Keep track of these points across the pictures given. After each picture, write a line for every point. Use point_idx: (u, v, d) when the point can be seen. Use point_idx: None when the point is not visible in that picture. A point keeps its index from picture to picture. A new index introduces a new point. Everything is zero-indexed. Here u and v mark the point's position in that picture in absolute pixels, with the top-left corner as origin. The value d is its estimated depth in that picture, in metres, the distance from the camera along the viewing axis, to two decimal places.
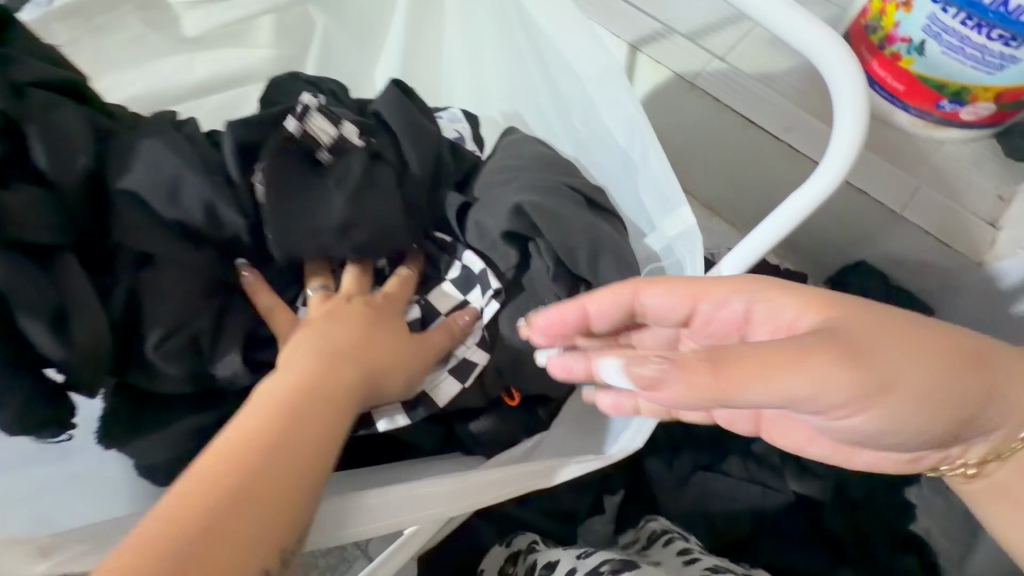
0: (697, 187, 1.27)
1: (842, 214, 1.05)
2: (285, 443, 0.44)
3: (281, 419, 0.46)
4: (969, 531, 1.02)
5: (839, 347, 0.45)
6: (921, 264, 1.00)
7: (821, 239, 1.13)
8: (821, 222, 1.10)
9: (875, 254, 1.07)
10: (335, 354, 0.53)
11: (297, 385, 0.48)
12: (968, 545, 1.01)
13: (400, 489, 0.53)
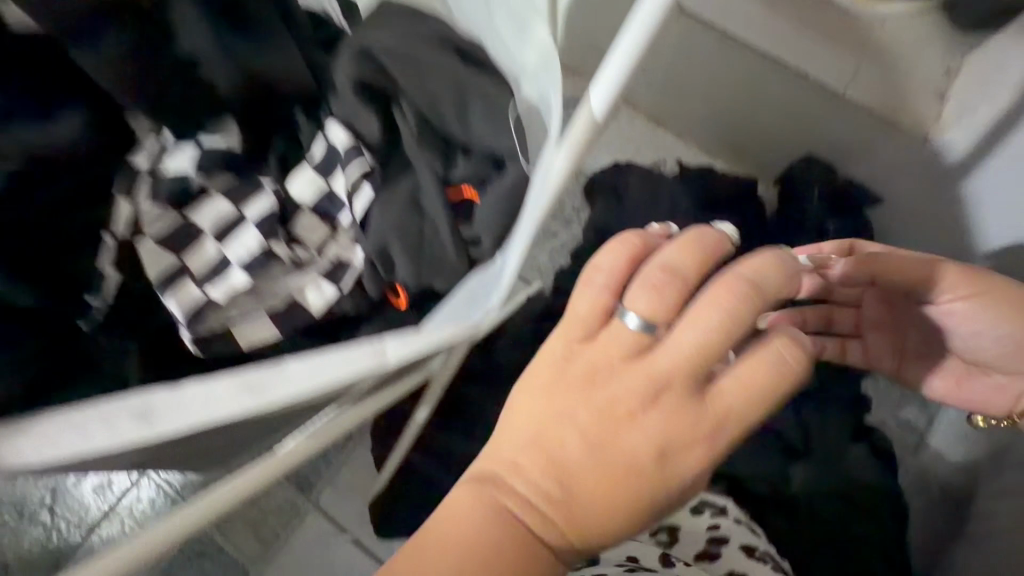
0: (636, 96, 1.18)
1: (784, 106, 0.98)
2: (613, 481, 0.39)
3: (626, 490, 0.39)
4: (922, 426, 1.01)
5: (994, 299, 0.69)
6: (868, 151, 0.94)
7: (767, 137, 1.06)
8: (765, 118, 1.03)
9: (821, 147, 1.00)
10: (607, 441, 0.39)
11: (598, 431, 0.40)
12: (922, 439, 1.00)
13: (136, 397, 0.37)
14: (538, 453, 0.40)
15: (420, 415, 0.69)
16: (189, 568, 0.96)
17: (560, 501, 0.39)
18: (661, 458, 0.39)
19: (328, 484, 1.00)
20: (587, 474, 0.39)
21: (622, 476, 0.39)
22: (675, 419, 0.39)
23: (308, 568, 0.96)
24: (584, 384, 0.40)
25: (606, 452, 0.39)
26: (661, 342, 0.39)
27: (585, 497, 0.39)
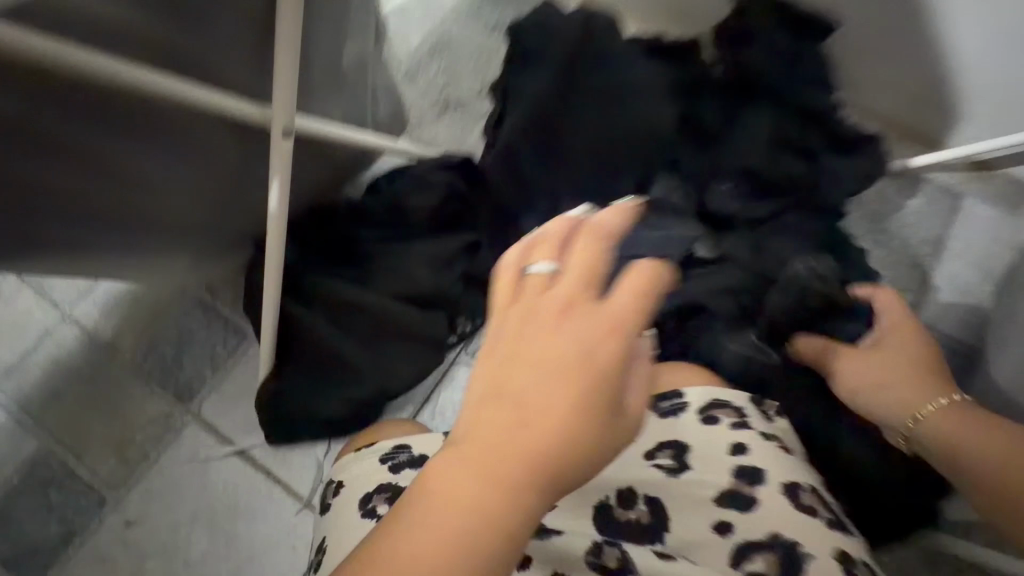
0: None
1: None
2: (547, 460, 0.30)
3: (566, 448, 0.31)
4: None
5: (915, 369, 0.57)
6: None
7: None
8: None
9: None
10: (555, 376, 0.31)
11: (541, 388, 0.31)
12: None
13: None
14: (484, 409, 0.31)
15: (275, 196, 0.54)
16: (29, 500, 0.76)
17: (509, 496, 0.29)
18: (595, 407, 0.31)
19: (212, 392, 0.81)
20: (534, 443, 0.30)
21: (560, 446, 0.30)
22: (593, 351, 0.32)
23: (180, 492, 0.76)
24: (527, 355, 0.32)
25: (540, 432, 0.30)
26: (556, 334, 0.32)
27: (541, 467, 0.30)
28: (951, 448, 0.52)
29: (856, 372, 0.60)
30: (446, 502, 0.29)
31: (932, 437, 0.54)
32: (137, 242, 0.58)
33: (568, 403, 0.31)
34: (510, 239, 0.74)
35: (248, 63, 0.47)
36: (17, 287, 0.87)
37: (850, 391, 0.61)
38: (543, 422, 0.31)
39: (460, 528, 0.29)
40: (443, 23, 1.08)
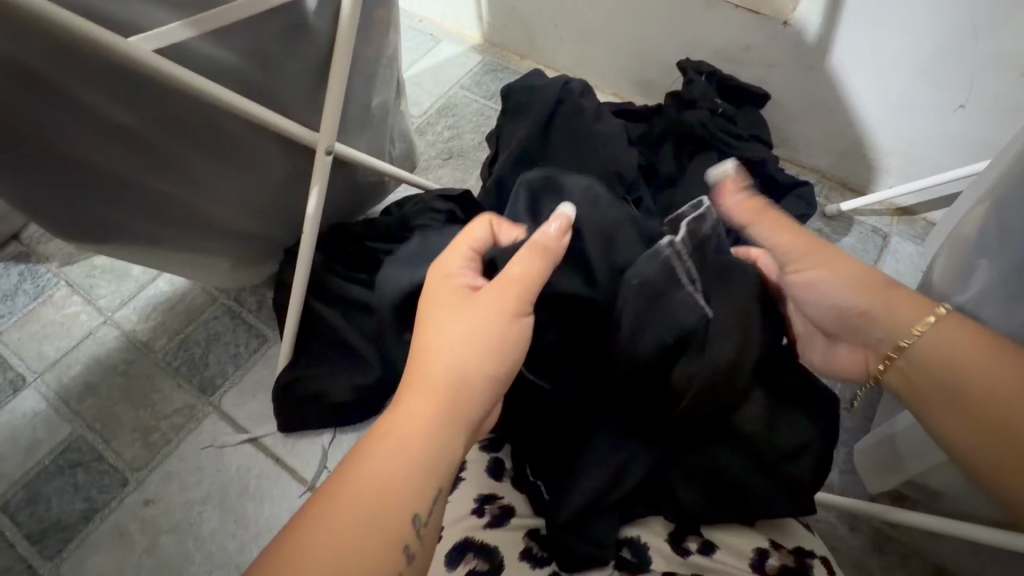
0: (553, 58, 1.25)
1: (670, 24, 1.02)
2: (452, 409, 0.45)
3: (460, 403, 0.45)
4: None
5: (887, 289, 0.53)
6: (749, 52, 0.97)
7: (667, 65, 1.10)
8: (658, 42, 1.06)
9: (709, 60, 1.03)
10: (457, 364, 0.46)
11: (453, 354, 0.46)
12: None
13: None
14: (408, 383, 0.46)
15: (313, 204, 0.69)
16: (58, 480, 0.84)
17: (431, 429, 0.44)
18: (483, 361, 0.46)
19: (231, 386, 0.91)
20: (441, 396, 0.45)
21: (457, 387, 0.46)
22: (479, 322, 0.47)
23: (196, 474, 0.85)
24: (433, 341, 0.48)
25: (441, 386, 0.45)
26: (455, 328, 0.47)
27: (446, 408, 0.45)
28: (932, 391, 0.50)
29: (814, 298, 0.56)
30: (392, 442, 0.43)
31: (907, 374, 0.52)
32: (192, 241, 0.72)
33: (465, 363, 0.46)
34: None
35: (304, 100, 0.63)
36: (68, 295, 0.99)
37: (822, 350, 0.60)
38: (440, 384, 0.45)
39: (405, 460, 0.42)
40: (448, 91, 1.29)
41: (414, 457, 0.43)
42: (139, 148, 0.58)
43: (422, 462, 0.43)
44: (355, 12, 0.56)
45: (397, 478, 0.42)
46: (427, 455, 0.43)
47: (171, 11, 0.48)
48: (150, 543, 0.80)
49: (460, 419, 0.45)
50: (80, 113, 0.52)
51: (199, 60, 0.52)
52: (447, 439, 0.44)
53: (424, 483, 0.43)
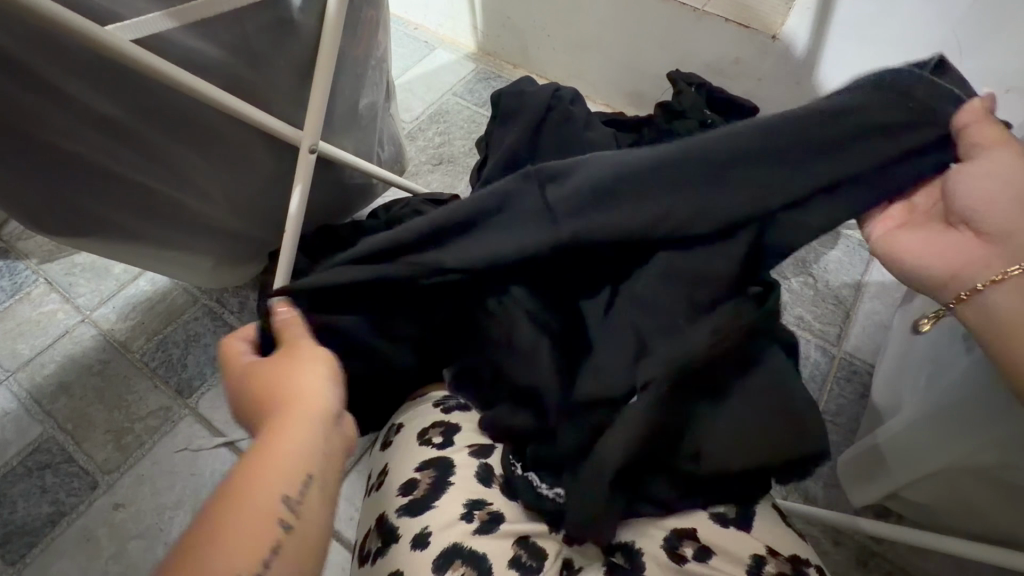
0: (545, 68, 1.26)
1: (661, 36, 1.03)
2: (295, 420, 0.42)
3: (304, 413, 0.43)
4: (840, 314, 0.94)
5: None
6: (737, 65, 0.98)
7: (657, 77, 1.11)
8: (649, 54, 1.07)
9: (699, 72, 1.04)
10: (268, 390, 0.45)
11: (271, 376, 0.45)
12: (842, 326, 0.93)
13: None
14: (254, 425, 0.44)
15: (295, 202, 0.68)
16: (25, 482, 0.81)
17: (285, 439, 0.41)
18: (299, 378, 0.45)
19: (209, 389, 0.89)
20: (296, 409, 0.42)
21: (305, 400, 0.43)
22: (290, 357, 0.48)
23: (169, 478, 0.82)
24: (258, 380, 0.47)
25: (297, 401, 0.43)
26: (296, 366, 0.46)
27: (301, 416, 0.42)
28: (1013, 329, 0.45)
29: (979, 185, 0.46)
30: (241, 472, 0.39)
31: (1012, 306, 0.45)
32: (171, 237, 0.71)
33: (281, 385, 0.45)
34: None
35: (289, 97, 0.63)
36: (45, 292, 0.97)
37: (926, 234, 0.49)
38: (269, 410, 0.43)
39: (265, 476, 0.38)
40: (441, 98, 1.29)
41: (273, 467, 0.39)
42: (118, 141, 0.57)
43: (283, 472, 0.39)
44: (342, 10, 0.56)
45: (261, 494, 0.38)
46: (288, 467, 0.39)
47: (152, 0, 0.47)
48: (118, 549, 0.78)
49: (313, 421, 0.42)
50: (56, 101, 0.51)
51: (181, 51, 0.51)
52: (306, 446, 0.41)
53: (279, 489, 0.39)
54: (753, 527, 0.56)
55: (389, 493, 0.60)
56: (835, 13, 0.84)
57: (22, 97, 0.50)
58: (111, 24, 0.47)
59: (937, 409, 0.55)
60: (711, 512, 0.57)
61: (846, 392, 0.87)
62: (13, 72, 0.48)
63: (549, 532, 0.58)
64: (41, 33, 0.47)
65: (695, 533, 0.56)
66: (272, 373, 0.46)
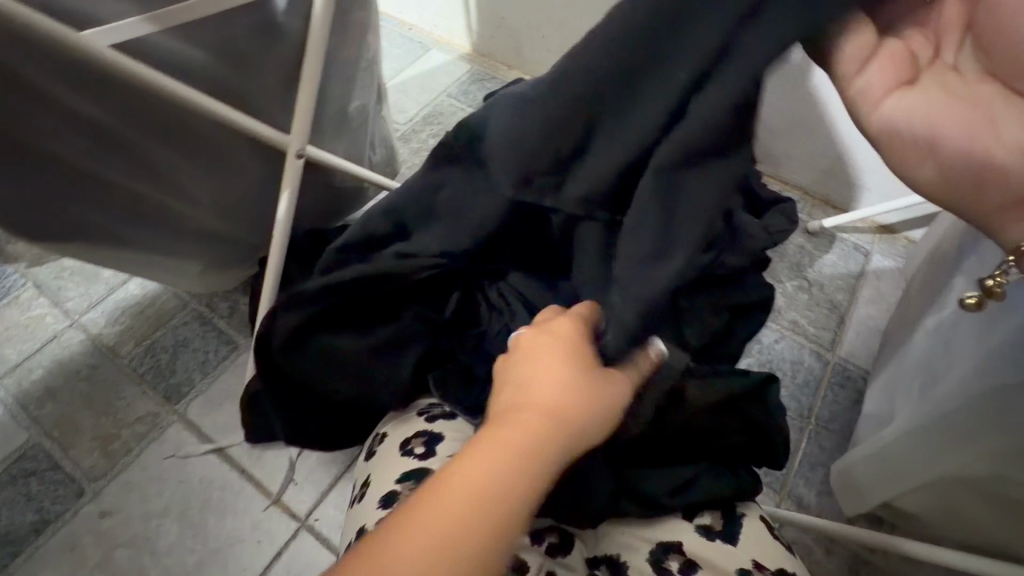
0: (540, 69, 1.25)
1: None
2: (548, 447, 0.37)
3: (531, 434, 0.37)
4: (834, 318, 0.93)
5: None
6: None
7: None
8: None
9: None
10: (527, 405, 0.39)
11: (556, 390, 0.39)
12: (836, 330, 0.92)
13: None
14: (488, 435, 0.37)
15: (283, 208, 0.68)
16: (11, 489, 0.80)
17: (523, 459, 0.36)
18: (576, 396, 0.39)
19: (198, 394, 0.88)
20: (519, 421, 0.37)
21: (563, 413, 0.38)
22: (558, 352, 0.42)
23: (157, 485, 0.82)
24: (525, 368, 0.42)
25: (536, 408, 0.38)
26: (542, 365, 0.41)
27: (534, 429, 0.37)
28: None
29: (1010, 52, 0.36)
30: (435, 503, 0.33)
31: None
32: (156, 242, 0.70)
33: (571, 402, 0.39)
34: None
35: (275, 101, 0.62)
36: (33, 296, 0.96)
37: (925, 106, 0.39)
38: (523, 429, 0.37)
39: (483, 482, 0.34)
40: (435, 99, 1.28)
41: (458, 520, 0.33)
42: (100, 146, 0.56)
43: (469, 523, 0.33)
44: (328, 12, 0.55)
45: (432, 561, 0.31)
46: (461, 522, 0.33)
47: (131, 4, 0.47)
48: (104, 557, 0.77)
49: (548, 429, 0.37)
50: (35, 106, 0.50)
51: (161, 56, 0.51)
52: (545, 464, 0.36)
53: (525, 514, 0.35)
54: (740, 538, 0.55)
55: (372, 505, 0.59)
56: None
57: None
58: (89, 27, 0.46)
59: (930, 418, 0.54)
60: (697, 523, 0.57)
61: (840, 398, 0.87)
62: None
63: (531, 545, 0.57)
64: (17, 37, 0.46)
65: (680, 546, 0.55)
66: (554, 384, 0.39)
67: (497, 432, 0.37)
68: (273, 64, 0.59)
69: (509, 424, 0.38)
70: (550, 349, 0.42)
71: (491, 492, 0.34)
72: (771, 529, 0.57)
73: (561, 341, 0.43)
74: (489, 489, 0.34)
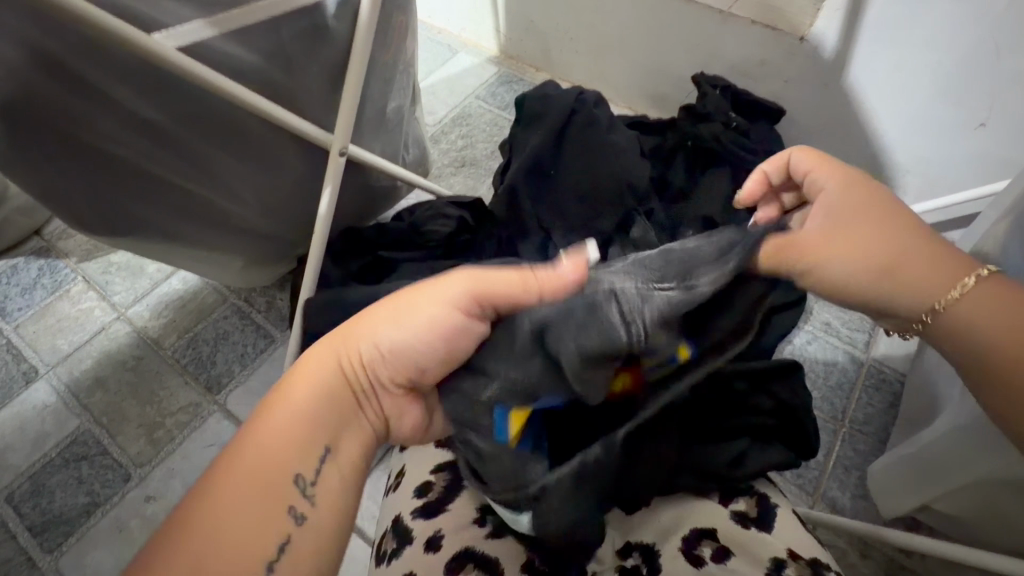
0: (569, 71, 1.26)
1: (686, 38, 1.02)
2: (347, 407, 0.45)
3: (340, 389, 0.45)
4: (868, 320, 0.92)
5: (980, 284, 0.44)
6: (764, 67, 0.97)
7: (681, 79, 1.10)
8: (674, 56, 1.06)
9: (724, 74, 1.02)
10: (359, 366, 0.46)
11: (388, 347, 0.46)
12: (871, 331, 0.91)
13: None
14: (322, 375, 0.45)
15: (325, 204, 0.70)
16: (63, 473, 0.85)
17: (316, 407, 0.44)
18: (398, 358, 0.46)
19: (237, 385, 0.92)
20: (314, 363, 0.45)
21: (349, 356, 0.46)
22: (425, 314, 0.44)
23: (199, 472, 0.85)
24: (379, 320, 0.46)
25: (327, 349, 0.46)
26: (383, 311, 0.46)
27: (320, 375, 0.44)
28: None
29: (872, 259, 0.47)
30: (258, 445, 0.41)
31: None
32: (205, 237, 0.73)
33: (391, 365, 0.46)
34: None
35: (321, 101, 0.64)
36: (83, 290, 1.01)
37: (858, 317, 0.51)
38: (343, 381, 0.45)
39: (285, 426, 0.42)
40: (463, 101, 1.30)
41: (264, 451, 0.41)
42: (160, 144, 0.59)
43: (268, 461, 0.41)
44: (373, 16, 0.58)
45: (242, 488, 0.39)
46: (267, 453, 0.41)
47: (196, 10, 0.49)
48: (149, 540, 0.80)
49: (334, 368, 0.45)
50: (102, 104, 0.53)
51: (219, 58, 0.53)
52: (331, 401, 0.44)
53: (313, 447, 0.42)
54: (774, 530, 0.55)
55: (406, 495, 0.60)
56: (866, 15, 0.83)
57: (71, 103, 0.52)
58: (155, 31, 0.49)
59: (973, 420, 0.54)
60: (732, 509, 0.57)
61: (874, 401, 0.85)
62: (64, 81, 0.50)
63: None
64: (89, 41, 0.49)
65: (714, 533, 0.56)
66: (391, 344, 0.45)
67: (314, 375, 0.45)
68: (322, 67, 0.61)
69: (330, 375, 0.45)
70: (401, 316, 0.46)
71: (298, 432, 0.42)
72: (803, 523, 0.56)
73: (419, 301, 0.46)
74: (298, 430, 0.42)
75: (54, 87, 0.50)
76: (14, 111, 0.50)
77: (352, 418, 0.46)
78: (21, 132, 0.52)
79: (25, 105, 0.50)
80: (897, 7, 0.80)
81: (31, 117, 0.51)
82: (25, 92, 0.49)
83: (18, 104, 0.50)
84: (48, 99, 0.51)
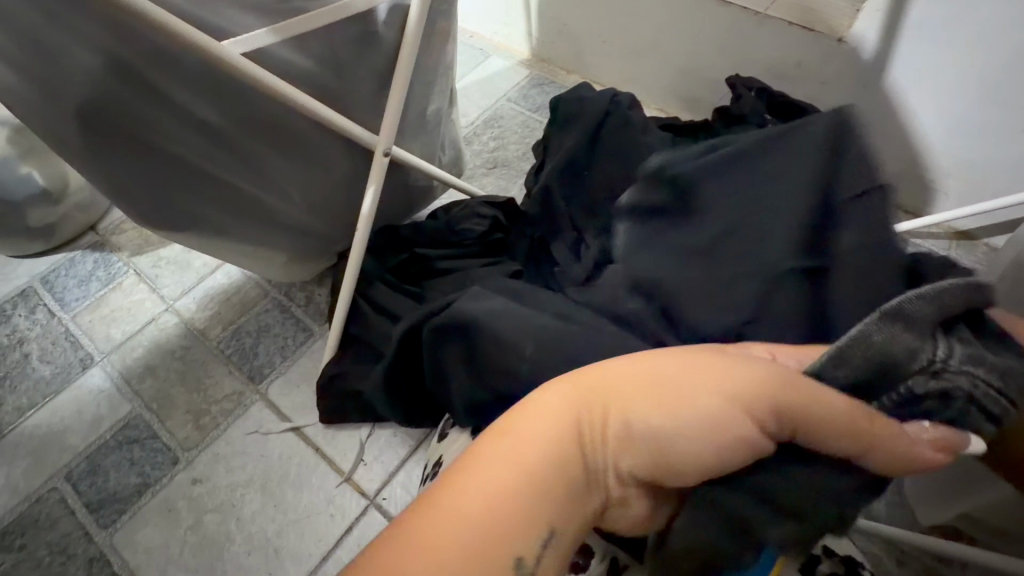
0: (600, 74, 1.27)
1: (720, 40, 1.02)
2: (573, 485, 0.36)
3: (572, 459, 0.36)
4: None
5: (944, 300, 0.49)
6: (800, 69, 0.96)
7: (714, 80, 1.10)
8: (708, 59, 1.06)
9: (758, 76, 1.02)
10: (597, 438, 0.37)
11: (647, 420, 0.37)
12: None
13: None
14: (561, 439, 0.36)
15: (368, 203, 0.73)
16: (117, 454, 0.89)
17: (546, 476, 0.35)
18: (647, 437, 0.37)
19: (278, 376, 0.95)
20: (551, 416, 0.37)
21: (598, 421, 0.37)
22: (702, 389, 0.37)
23: (242, 457, 0.89)
24: (645, 380, 0.38)
25: (575, 398, 0.38)
26: (643, 374, 0.39)
27: (556, 425, 0.37)
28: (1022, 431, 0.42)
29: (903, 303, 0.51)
30: (473, 489, 0.34)
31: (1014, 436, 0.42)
32: (254, 233, 0.76)
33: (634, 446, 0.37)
34: (544, 270, 0.87)
35: (367, 103, 0.67)
36: (135, 282, 1.06)
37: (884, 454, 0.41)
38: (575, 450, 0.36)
39: (506, 481, 0.34)
40: (495, 103, 1.32)
41: (477, 500, 0.34)
42: (218, 144, 0.63)
43: (479, 522, 0.33)
44: (421, 22, 0.60)
45: (445, 537, 0.32)
46: (485, 507, 0.33)
47: (258, 19, 0.52)
48: (195, 521, 0.84)
49: (575, 430, 0.37)
50: (169, 107, 0.57)
51: (278, 63, 0.56)
52: (565, 472, 0.36)
53: (535, 528, 0.34)
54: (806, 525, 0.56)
55: None
56: (909, 15, 0.82)
57: (141, 104, 0.56)
58: (222, 38, 0.52)
59: None
60: None
61: None
62: (138, 84, 0.54)
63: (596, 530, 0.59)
64: (160, 48, 0.53)
65: None
66: (654, 420, 0.37)
67: (543, 428, 0.37)
68: (371, 70, 0.64)
69: (566, 438, 0.36)
70: (679, 389, 0.37)
71: (529, 500, 0.34)
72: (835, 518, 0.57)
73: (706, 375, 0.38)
74: (529, 498, 0.34)
75: (128, 91, 0.54)
76: (92, 112, 0.54)
77: (582, 497, 0.37)
78: (97, 133, 0.56)
79: (102, 107, 0.54)
80: (942, 7, 0.78)
81: (108, 119, 0.55)
82: (102, 94, 0.53)
83: (95, 106, 0.54)
84: (122, 102, 0.55)
